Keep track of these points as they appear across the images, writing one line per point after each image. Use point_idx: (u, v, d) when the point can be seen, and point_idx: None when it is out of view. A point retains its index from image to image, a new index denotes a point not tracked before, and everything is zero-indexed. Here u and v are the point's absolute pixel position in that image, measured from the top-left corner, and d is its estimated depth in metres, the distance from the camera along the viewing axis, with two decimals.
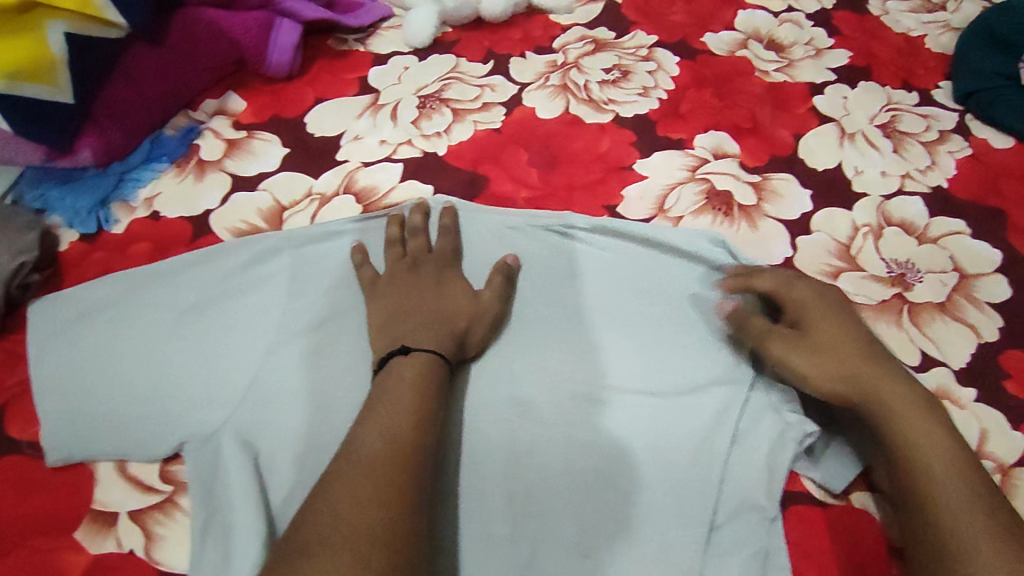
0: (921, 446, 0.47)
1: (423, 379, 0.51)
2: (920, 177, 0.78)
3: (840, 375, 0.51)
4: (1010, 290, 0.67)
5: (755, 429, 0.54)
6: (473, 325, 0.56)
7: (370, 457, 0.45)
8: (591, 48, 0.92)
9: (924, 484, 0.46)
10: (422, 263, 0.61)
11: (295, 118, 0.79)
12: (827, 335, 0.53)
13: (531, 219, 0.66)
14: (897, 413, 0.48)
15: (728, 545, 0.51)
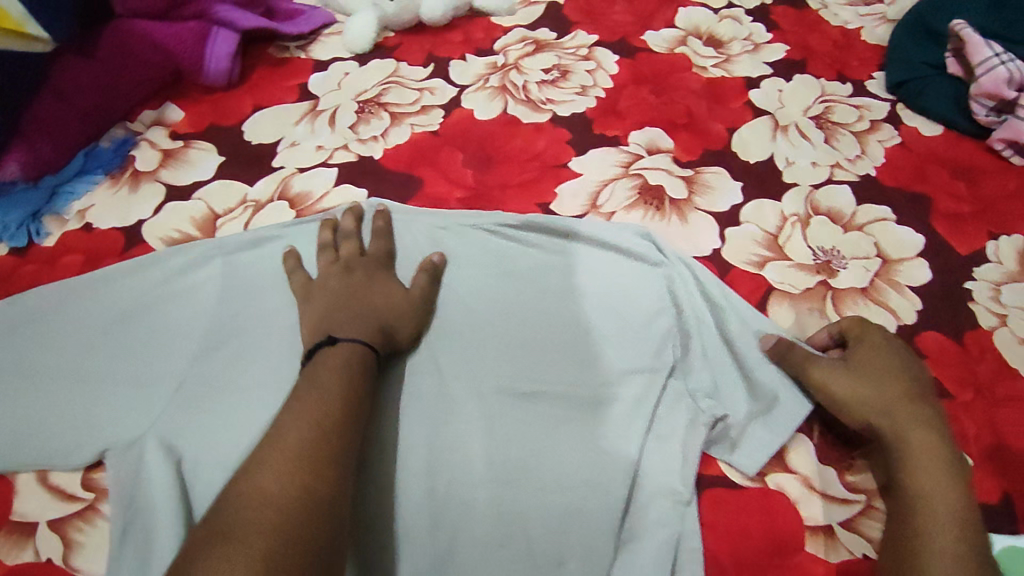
0: (929, 488, 0.49)
1: (349, 371, 0.51)
2: (849, 166, 0.79)
3: (874, 410, 0.54)
4: (930, 273, 0.69)
5: (670, 415, 0.56)
6: (399, 323, 0.57)
7: (290, 444, 0.45)
8: (531, 49, 0.93)
9: (921, 526, 0.48)
10: (355, 266, 0.61)
11: (234, 127, 0.80)
12: (881, 373, 0.56)
13: (460, 220, 0.67)
14: (919, 459, 0.51)
15: (641, 529, 0.52)
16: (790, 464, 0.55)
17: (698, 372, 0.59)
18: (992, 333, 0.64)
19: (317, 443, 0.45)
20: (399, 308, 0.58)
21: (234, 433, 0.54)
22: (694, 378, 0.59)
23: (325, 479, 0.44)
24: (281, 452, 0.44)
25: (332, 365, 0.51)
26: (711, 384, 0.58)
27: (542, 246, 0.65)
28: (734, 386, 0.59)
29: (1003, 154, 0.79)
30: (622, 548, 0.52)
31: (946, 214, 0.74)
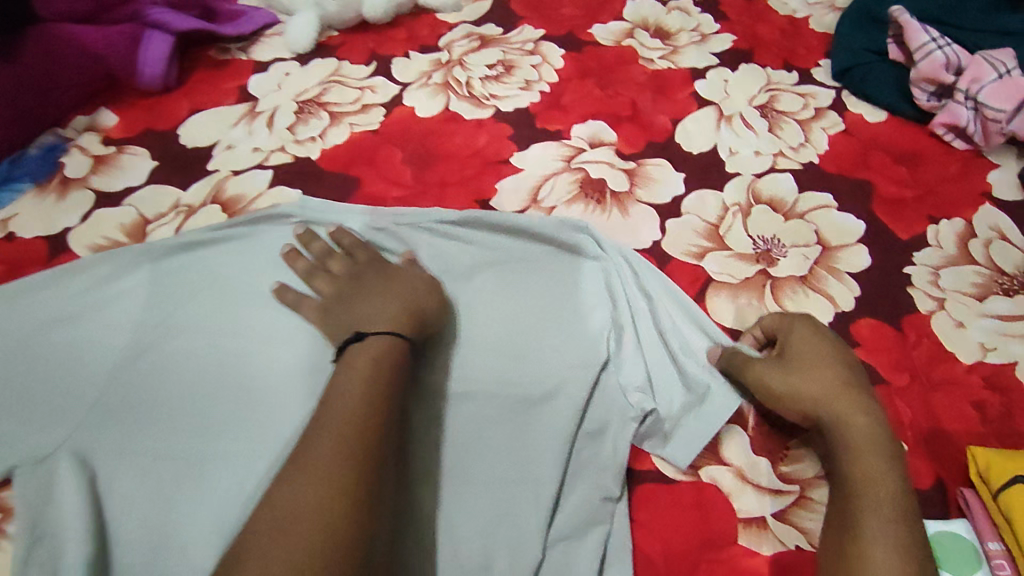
0: (869, 478, 0.49)
1: (379, 365, 0.51)
2: (792, 154, 0.78)
3: (809, 399, 0.54)
4: (869, 259, 0.69)
5: (596, 412, 0.57)
6: (429, 310, 0.56)
7: (314, 464, 0.44)
8: (476, 45, 0.90)
9: (861, 513, 0.48)
10: (365, 269, 0.59)
11: (168, 131, 0.78)
12: (816, 360, 0.56)
13: (397, 217, 0.66)
14: (856, 444, 0.51)
15: (569, 528, 0.53)
16: (725, 458, 0.56)
17: (630, 368, 0.59)
18: (929, 318, 0.64)
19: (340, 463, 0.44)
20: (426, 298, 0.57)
21: (159, 443, 0.53)
22: (628, 373, 0.59)
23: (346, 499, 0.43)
24: (308, 477, 0.43)
25: (355, 369, 0.50)
26: (643, 379, 0.59)
27: (480, 243, 0.64)
28: (670, 377, 0.59)
29: (946, 138, 0.79)
30: (553, 547, 0.53)
31: (887, 199, 0.74)
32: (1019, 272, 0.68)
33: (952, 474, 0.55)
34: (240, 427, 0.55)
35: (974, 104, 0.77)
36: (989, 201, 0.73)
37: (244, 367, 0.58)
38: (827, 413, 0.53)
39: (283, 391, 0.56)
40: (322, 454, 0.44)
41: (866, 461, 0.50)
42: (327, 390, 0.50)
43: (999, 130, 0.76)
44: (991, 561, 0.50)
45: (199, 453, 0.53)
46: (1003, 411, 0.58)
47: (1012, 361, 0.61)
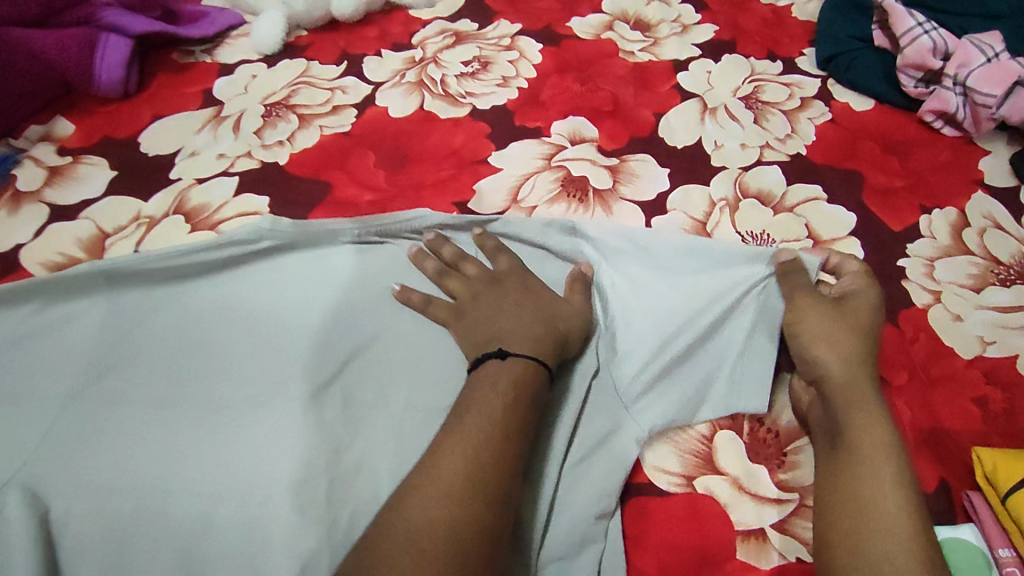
0: (870, 447, 0.48)
1: (520, 386, 0.50)
2: (780, 146, 0.75)
3: (837, 359, 0.53)
4: (862, 252, 0.66)
5: (589, 422, 0.56)
6: (571, 331, 0.57)
7: (450, 478, 0.44)
8: (450, 41, 0.86)
9: (864, 478, 0.47)
10: (504, 279, 0.59)
11: (129, 138, 0.75)
12: (851, 323, 0.55)
13: (376, 225, 0.61)
14: (861, 414, 0.50)
15: (561, 546, 0.51)
16: (720, 466, 0.53)
17: (630, 365, 0.58)
18: (926, 312, 0.62)
19: (475, 482, 0.44)
20: (570, 319, 0.57)
21: (115, 470, 0.50)
22: (625, 372, 0.57)
23: (475, 518, 0.43)
24: (439, 493, 0.43)
25: (499, 384, 0.50)
26: (644, 376, 0.57)
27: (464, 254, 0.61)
28: (672, 371, 0.57)
29: (935, 125, 0.77)
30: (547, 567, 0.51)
31: (878, 189, 0.71)
32: (1016, 261, 0.66)
33: (958, 476, 0.53)
34: (206, 450, 0.51)
35: (962, 90, 0.75)
36: (981, 189, 0.71)
37: (210, 384, 0.55)
38: (843, 376, 0.52)
39: (253, 408, 0.53)
40: (460, 470, 0.44)
41: (866, 430, 0.49)
42: (460, 403, 0.50)
43: (989, 116, 0.74)
44: (1001, 568, 0.48)
45: (161, 481, 0.50)
46: (1006, 407, 0.56)
47: (1013, 354, 0.59)
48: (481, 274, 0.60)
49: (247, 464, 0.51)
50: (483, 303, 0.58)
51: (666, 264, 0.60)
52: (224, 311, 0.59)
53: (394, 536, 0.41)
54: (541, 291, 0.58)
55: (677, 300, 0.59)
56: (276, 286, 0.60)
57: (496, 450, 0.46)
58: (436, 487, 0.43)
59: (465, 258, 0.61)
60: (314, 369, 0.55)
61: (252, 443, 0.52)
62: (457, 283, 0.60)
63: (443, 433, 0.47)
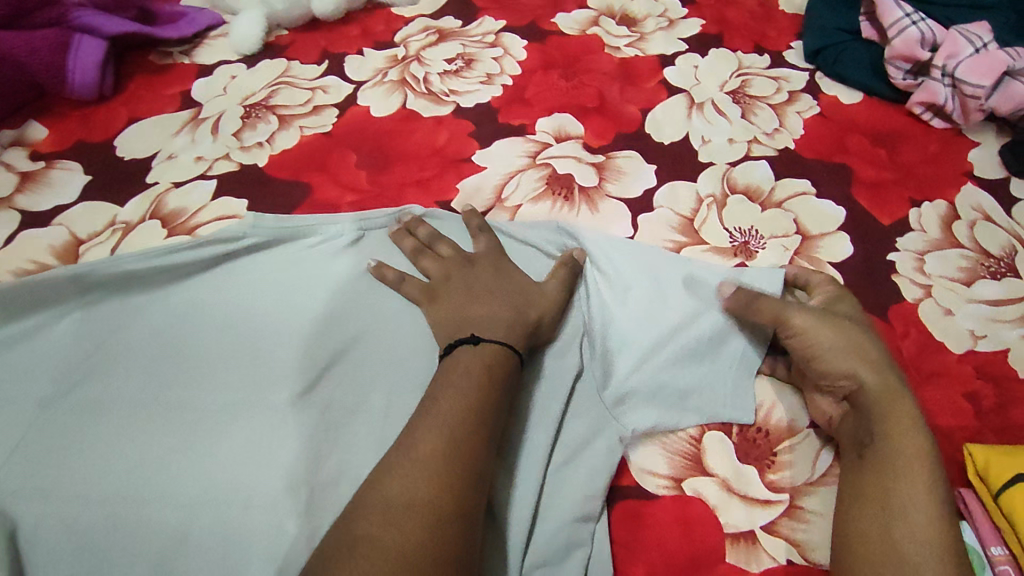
0: (906, 454, 0.47)
1: (492, 372, 0.49)
2: (767, 140, 0.75)
3: (861, 366, 0.51)
4: (852, 247, 0.65)
5: (573, 427, 0.54)
6: (545, 315, 0.56)
7: (425, 456, 0.43)
8: (433, 39, 0.85)
9: (901, 491, 0.45)
10: (477, 260, 0.59)
11: (105, 141, 0.73)
12: (862, 330, 0.53)
13: (361, 219, 0.63)
14: (893, 417, 0.48)
15: (544, 553, 0.49)
16: (708, 467, 0.52)
17: (621, 363, 0.57)
18: (917, 306, 0.61)
19: (453, 460, 0.44)
20: (542, 304, 0.56)
21: (88, 482, 0.49)
22: (622, 370, 0.56)
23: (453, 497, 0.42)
24: (416, 464, 0.43)
25: (472, 370, 0.49)
26: (636, 376, 0.56)
27: (439, 243, 0.61)
28: (668, 370, 0.56)
29: (924, 117, 0.76)
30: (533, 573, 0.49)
31: (866, 183, 0.70)
32: (1006, 253, 0.65)
33: (950, 474, 0.52)
34: (182, 461, 0.50)
35: (951, 81, 0.74)
36: (971, 181, 0.71)
37: (186, 392, 0.54)
38: (876, 384, 0.50)
39: (231, 417, 0.52)
40: (437, 449, 0.44)
41: (900, 435, 0.48)
42: (434, 383, 0.49)
43: (978, 106, 0.73)
44: (994, 567, 0.47)
45: (136, 493, 0.49)
46: (998, 402, 0.55)
47: (1004, 348, 0.58)
48: (454, 254, 0.59)
49: (224, 475, 0.50)
50: (456, 283, 0.57)
51: (665, 269, 0.60)
52: (202, 318, 0.58)
53: (372, 514, 0.41)
54: (515, 274, 0.58)
55: (674, 300, 0.58)
56: (256, 292, 0.59)
57: (472, 429, 0.46)
58: (412, 466, 0.43)
59: (439, 240, 0.61)
60: (294, 375, 0.54)
61: (230, 451, 0.51)
62: (431, 266, 0.59)
63: (418, 414, 0.47)
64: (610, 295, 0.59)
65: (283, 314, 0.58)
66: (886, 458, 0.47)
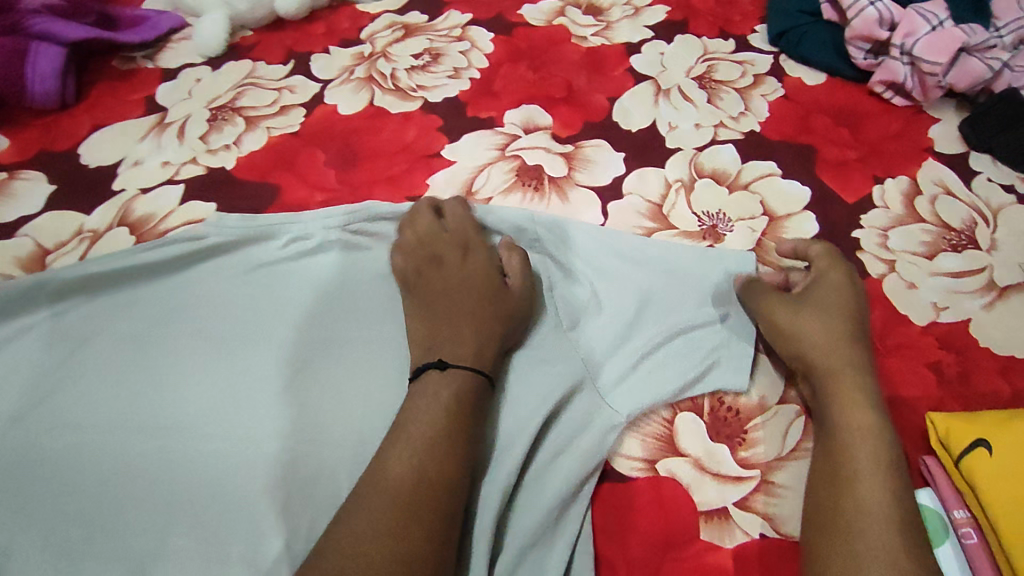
0: (854, 429, 0.49)
1: (457, 399, 0.49)
2: (733, 124, 0.75)
3: (812, 347, 0.53)
4: (817, 226, 0.67)
5: (559, 418, 0.54)
6: (509, 329, 0.55)
7: (393, 490, 0.44)
8: (400, 35, 0.84)
9: (849, 465, 0.47)
10: (448, 255, 0.59)
11: (68, 150, 0.72)
12: (824, 312, 0.55)
13: (347, 217, 0.62)
14: (845, 392, 0.50)
15: (524, 544, 0.49)
16: (681, 448, 0.53)
17: (597, 355, 0.58)
18: (880, 281, 0.63)
19: (423, 494, 0.44)
20: (511, 315, 0.56)
21: (65, 490, 0.49)
22: (602, 369, 0.57)
23: (423, 536, 0.42)
24: (384, 503, 0.43)
25: (440, 395, 0.49)
26: (624, 364, 0.57)
27: (411, 227, 0.61)
28: (643, 363, 0.57)
29: (884, 96, 0.78)
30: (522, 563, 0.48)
31: (830, 162, 0.72)
32: (966, 227, 0.66)
33: (915, 442, 0.53)
34: (159, 466, 0.50)
35: (909, 59, 0.76)
36: (932, 156, 0.72)
37: (159, 397, 0.54)
38: (827, 361, 0.52)
39: (208, 419, 0.53)
40: (405, 482, 0.44)
41: (849, 410, 0.50)
42: (404, 414, 0.49)
43: (936, 83, 0.75)
44: (957, 530, 0.48)
45: (114, 500, 0.49)
46: (959, 371, 0.57)
47: (965, 318, 0.60)
48: (425, 248, 0.60)
49: (201, 478, 0.50)
50: (425, 283, 0.58)
51: (645, 249, 0.62)
52: (173, 323, 0.58)
53: (343, 550, 0.41)
54: (479, 268, 0.58)
55: (664, 286, 0.60)
56: (226, 295, 0.59)
57: (440, 461, 0.45)
58: (382, 500, 0.43)
59: (415, 218, 0.62)
60: (267, 377, 0.55)
61: (207, 456, 0.51)
62: (399, 262, 0.60)
63: (385, 442, 0.47)
64: (591, 291, 0.61)
65: (256, 317, 0.58)
66: (835, 435, 0.49)
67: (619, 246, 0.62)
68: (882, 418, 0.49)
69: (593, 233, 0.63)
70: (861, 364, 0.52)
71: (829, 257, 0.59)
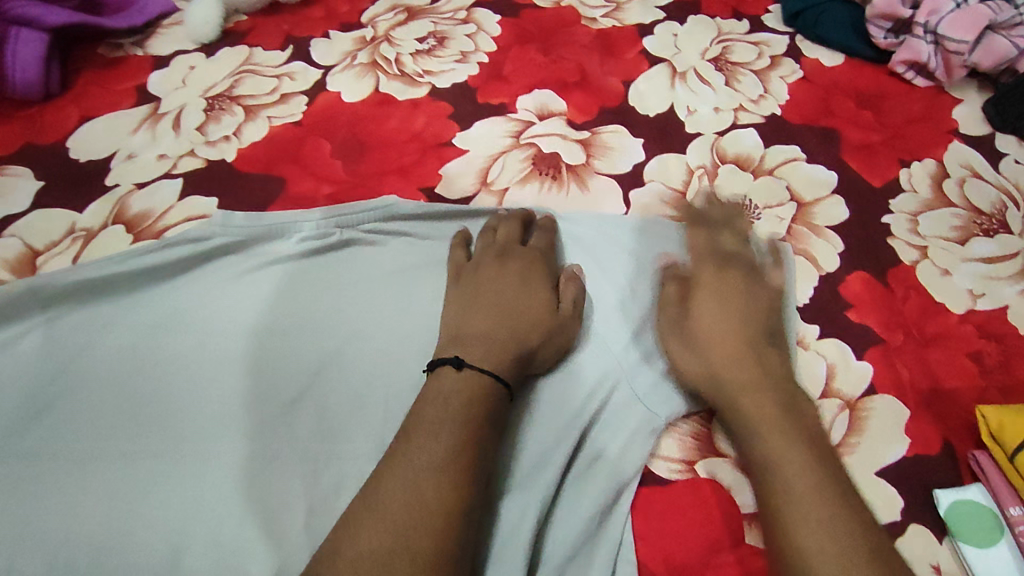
0: (768, 450, 0.45)
1: (468, 403, 0.46)
2: (753, 107, 0.73)
3: (710, 377, 0.51)
4: (847, 210, 0.65)
5: (603, 433, 0.52)
6: (544, 345, 0.53)
7: (383, 504, 0.41)
8: (402, 18, 0.80)
9: (779, 500, 0.43)
10: (512, 253, 0.58)
11: (56, 144, 0.68)
12: (705, 326, 0.54)
13: (338, 218, 0.59)
14: (748, 414, 0.48)
15: (565, 557, 0.48)
16: (720, 448, 0.52)
17: (616, 344, 0.56)
18: (914, 269, 0.61)
19: (413, 512, 0.40)
20: (539, 320, 0.54)
21: (72, 508, 0.47)
22: (638, 373, 0.54)
23: (409, 551, 0.39)
24: (377, 516, 0.40)
25: (449, 400, 0.46)
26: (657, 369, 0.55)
27: (497, 230, 0.60)
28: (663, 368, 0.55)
29: (906, 76, 0.75)
30: (567, 571, 0.47)
31: (856, 146, 0.69)
32: (997, 210, 0.64)
33: (961, 436, 0.52)
34: (171, 482, 0.48)
35: (933, 38, 0.73)
36: (958, 138, 0.70)
37: (169, 408, 0.51)
38: (726, 381, 0.50)
39: (220, 431, 0.50)
40: (398, 496, 0.41)
41: (758, 432, 0.47)
42: (409, 419, 0.46)
43: (961, 63, 0.72)
44: (1013, 529, 0.47)
45: (124, 521, 0.46)
46: (1001, 360, 0.55)
47: (1002, 305, 0.58)
48: (497, 244, 0.59)
49: (217, 494, 0.47)
50: (479, 276, 0.56)
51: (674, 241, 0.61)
52: (178, 328, 0.54)
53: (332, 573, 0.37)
54: (539, 286, 0.56)
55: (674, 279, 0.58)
56: (233, 295, 0.56)
57: (438, 473, 0.42)
58: (374, 518, 0.40)
59: (509, 222, 0.61)
60: (283, 385, 0.52)
61: (218, 470, 0.48)
62: (454, 266, 0.58)
63: (388, 453, 0.44)
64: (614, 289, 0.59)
65: (266, 319, 0.55)
66: (757, 455, 0.46)
67: (648, 230, 0.61)
68: (804, 435, 0.46)
69: (651, 236, 0.61)
70: (756, 380, 0.50)
71: (698, 260, 0.59)
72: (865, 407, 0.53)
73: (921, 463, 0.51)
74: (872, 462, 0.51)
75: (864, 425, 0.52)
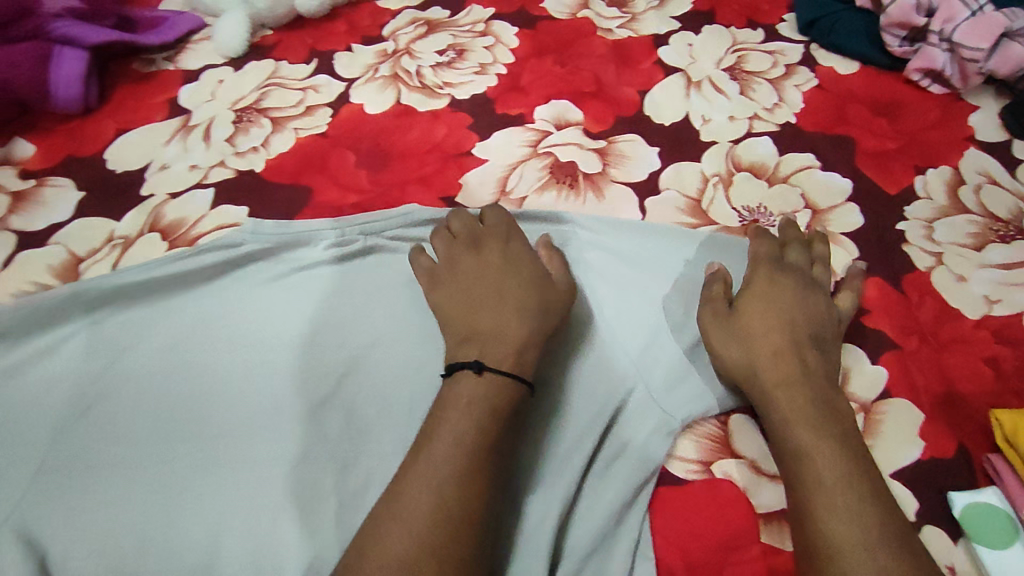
0: (804, 449, 0.46)
1: (490, 406, 0.47)
2: (768, 116, 0.74)
3: (748, 370, 0.52)
4: (862, 218, 0.65)
5: (622, 433, 0.53)
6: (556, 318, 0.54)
7: (410, 506, 0.42)
8: (422, 31, 0.82)
9: (811, 500, 0.45)
10: (484, 242, 0.58)
11: (94, 156, 0.71)
12: (757, 326, 0.53)
13: (361, 226, 0.62)
14: (784, 409, 0.49)
15: (584, 553, 0.49)
16: (736, 449, 0.52)
17: (630, 346, 0.57)
18: (929, 274, 0.61)
19: (438, 514, 0.42)
20: (555, 308, 0.54)
21: (114, 502, 0.49)
22: (653, 374, 0.56)
23: (435, 552, 0.40)
24: (403, 516, 0.42)
25: (473, 405, 0.47)
26: (671, 370, 0.56)
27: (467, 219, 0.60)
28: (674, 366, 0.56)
29: (922, 84, 0.75)
30: (585, 568, 0.49)
31: (871, 153, 0.70)
32: (1014, 217, 0.65)
33: (977, 440, 0.52)
34: (207, 478, 0.50)
35: (948, 46, 0.73)
36: (974, 145, 0.70)
37: (203, 407, 0.53)
38: (766, 375, 0.51)
39: (252, 430, 0.52)
40: (423, 497, 0.42)
41: (794, 430, 0.48)
42: (431, 419, 0.47)
43: (977, 70, 0.72)
44: None
45: (163, 515, 0.49)
46: (1018, 365, 0.55)
47: (1019, 310, 0.58)
48: (464, 232, 0.59)
49: (250, 491, 0.49)
50: (463, 267, 0.57)
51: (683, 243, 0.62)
52: (210, 330, 0.57)
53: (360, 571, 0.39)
54: (524, 260, 0.57)
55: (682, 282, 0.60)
56: (262, 299, 0.58)
57: (463, 478, 0.43)
58: (402, 522, 0.41)
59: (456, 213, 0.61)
60: (310, 387, 0.54)
61: (250, 467, 0.50)
62: (426, 269, 0.58)
63: (412, 453, 0.45)
64: (623, 289, 0.60)
65: (293, 322, 0.57)
66: (790, 453, 0.47)
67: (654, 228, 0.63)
68: (842, 438, 0.47)
69: (656, 237, 0.62)
70: (799, 377, 0.50)
71: (752, 259, 0.59)
72: (879, 411, 0.54)
73: (937, 466, 0.51)
74: (886, 465, 0.51)
75: (878, 429, 0.53)
